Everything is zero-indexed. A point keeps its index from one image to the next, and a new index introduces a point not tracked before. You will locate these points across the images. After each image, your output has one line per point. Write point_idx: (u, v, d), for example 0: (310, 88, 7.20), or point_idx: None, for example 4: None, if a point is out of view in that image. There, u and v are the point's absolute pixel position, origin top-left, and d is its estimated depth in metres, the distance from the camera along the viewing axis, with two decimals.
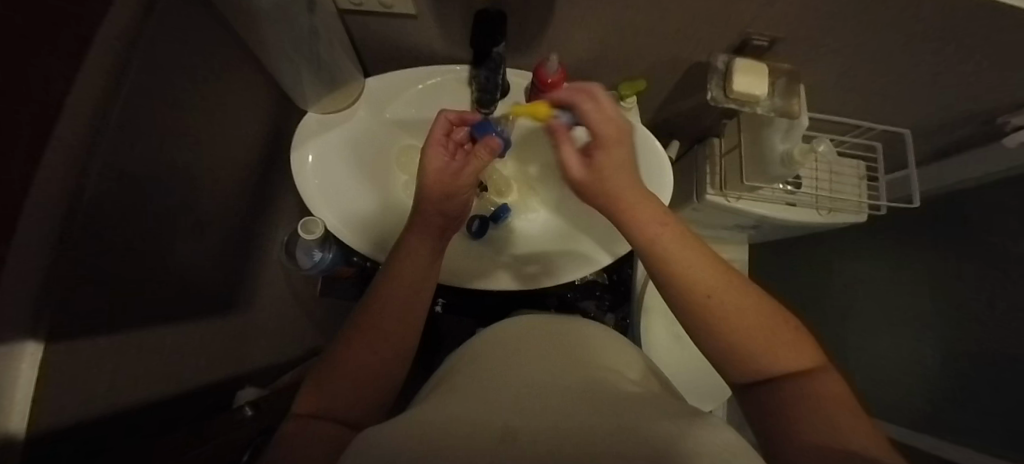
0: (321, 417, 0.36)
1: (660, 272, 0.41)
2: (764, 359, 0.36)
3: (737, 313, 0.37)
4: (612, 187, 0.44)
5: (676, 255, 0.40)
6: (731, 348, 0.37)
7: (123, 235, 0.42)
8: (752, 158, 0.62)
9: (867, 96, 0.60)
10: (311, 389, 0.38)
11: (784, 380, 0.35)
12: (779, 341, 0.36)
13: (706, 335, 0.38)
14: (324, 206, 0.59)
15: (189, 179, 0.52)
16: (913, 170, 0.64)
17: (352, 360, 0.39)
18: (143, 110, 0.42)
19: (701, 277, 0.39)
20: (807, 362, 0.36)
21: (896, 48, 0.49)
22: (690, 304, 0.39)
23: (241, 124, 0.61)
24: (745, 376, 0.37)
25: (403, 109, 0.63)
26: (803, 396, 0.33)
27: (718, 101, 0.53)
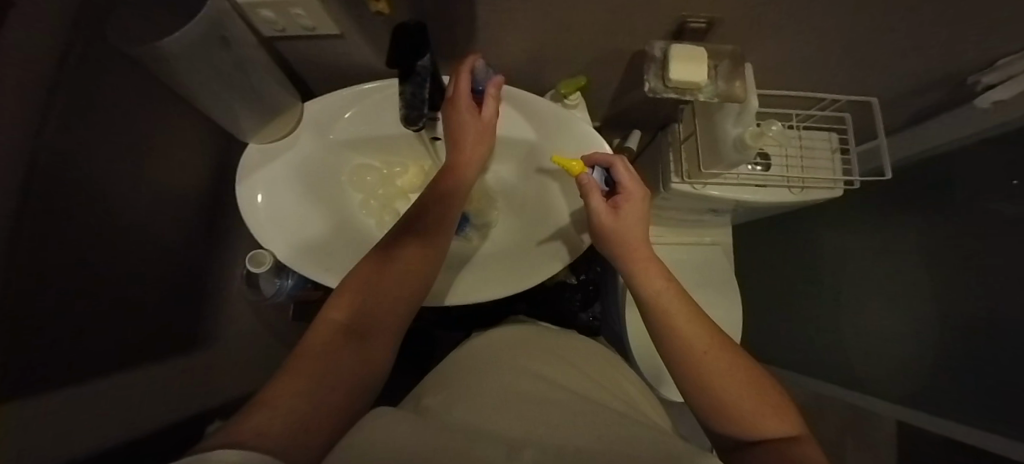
0: (346, 332, 0.40)
1: (662, 323, 0.48)
2: (742, 414, 0.40)
3: (726, 370, 0.43)
4: (628, 244, 0.53)
5: (675, 311, 0.48)
6: (719, 404, 0.41)
7: (66, 291, 0.42)
8: (707, 145, 0.59)
9: (825, 69, 0.57)
10: (341, 301, 0.43)
11: (767, 441, 0.38)
12: (763, 405, 0.40)
13: (696, 391, 0.44)
14: (274, 237, 0.59)
15: (128, 227, 0.52)
16: (883, 141, 0.60)
17: (376, 293, 0.43)
18: (78, 169, 0.42)
19: (699, 335, 0.46)
20: (787, 430, 0.39)
21: (842, 18, 0.45)
22: (681, 355, 0.45)
23: (180, 162, 0.61)
24: (731, 433, 0.40)
25: (348, 130, 0.63)
26: (774, 450, 0.36)
27: (656, 92, 0.51)
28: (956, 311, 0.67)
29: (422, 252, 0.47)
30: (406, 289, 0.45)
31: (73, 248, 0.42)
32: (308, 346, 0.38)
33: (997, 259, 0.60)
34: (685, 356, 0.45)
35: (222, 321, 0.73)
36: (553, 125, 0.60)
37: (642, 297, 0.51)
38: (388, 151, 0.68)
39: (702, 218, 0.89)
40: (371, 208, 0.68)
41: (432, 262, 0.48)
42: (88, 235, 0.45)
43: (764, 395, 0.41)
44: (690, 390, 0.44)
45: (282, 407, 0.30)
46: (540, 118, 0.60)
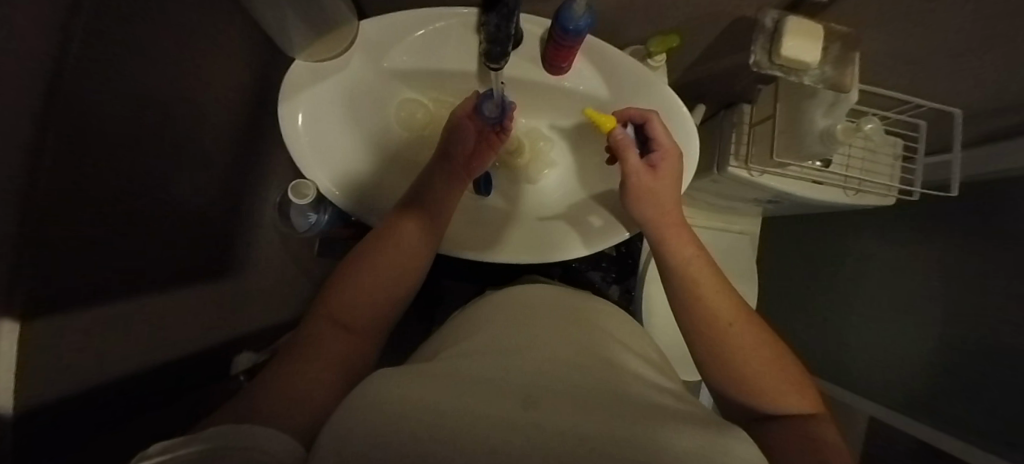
0: (333, 325, 0.39)
1: (691, 297, 0.47)
2: (768, 395, 0.40)
3: (750, 343, 0.43)
4: (658, 207, 0.52)
5: (702, 286, 0.48)
6: (746, 381, 0.41)
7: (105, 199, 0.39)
8: (785, 132, 0.56)
9: (924, 69, 0.54)
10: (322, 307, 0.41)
11: (790, 419, 0.38)
12: (786, 381, 0.40)
13: (719, 368, 0.43)
14: (317, 169, 0.54)
15: (162, 135, 0.47)
16: (956, 155, 0.59)
17: (356, 290, 0.42)
18: (106, 60, 0.36)
19: (727, 309, 0.46)
20: (810, 409, 0.39)
21: (975, 16, 0.42)
22: (709, 329, 0.45)
23: (220, 70, 0.54)
24: (755, 410, 0.40)
25: (402, 58, 0.56)
26: (801, 431, 0.37)
27: (761, 66, 0.46)
28: (959, 330, 0.70)
29: (404, 242, 0.47)
30: (389, 278, 0.45)
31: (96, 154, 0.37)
32: (292, 349, 0.37)
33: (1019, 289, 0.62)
34: (713, 329, 0.44)
35: (258, 246, 0.70)
36: (631, 86, 0.55)
37: (660, 258, 0.52)
38: (440, 90, 0.63)
39: (742, 205, 0.87)
40: (416, 148, 0.65)
41: (418, 249, 0.48)
42: (118, 134, 0.40)
43: (788, 372, 0.41)
44: (712, 365, 0.43)
45: (283, 393, 0.30)
46: (617, 76, 0.55)
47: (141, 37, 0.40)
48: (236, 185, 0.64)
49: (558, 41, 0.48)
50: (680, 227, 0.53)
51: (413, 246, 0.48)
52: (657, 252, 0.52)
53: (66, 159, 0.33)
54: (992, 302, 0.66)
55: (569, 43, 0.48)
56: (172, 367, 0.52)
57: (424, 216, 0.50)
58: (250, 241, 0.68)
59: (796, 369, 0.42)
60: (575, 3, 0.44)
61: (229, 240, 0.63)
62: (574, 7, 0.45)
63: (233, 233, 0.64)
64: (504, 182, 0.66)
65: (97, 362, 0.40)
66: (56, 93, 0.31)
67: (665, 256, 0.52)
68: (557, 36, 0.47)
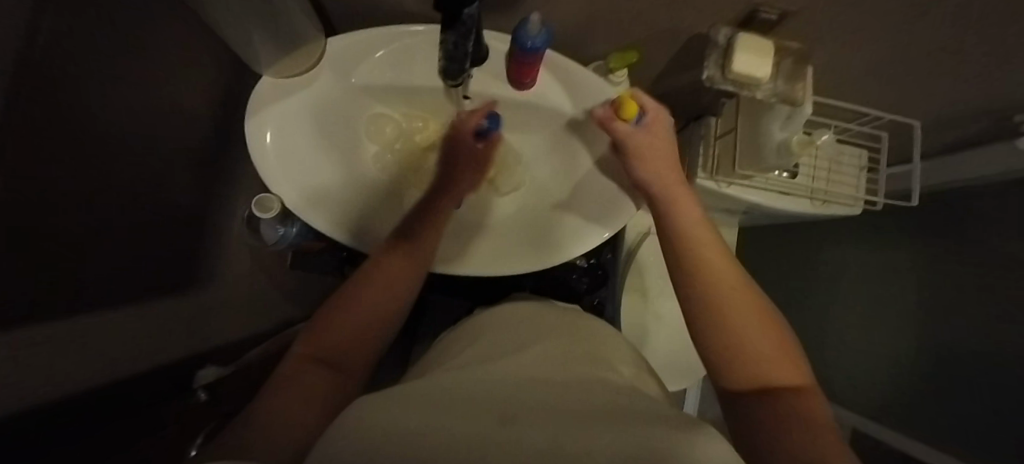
0: (315, 360, 0.37)
1: (683, 253, 0.46)
2: (755, 360, 0.37)
3: (743, 308, 0.41)
4: (652, 168, 0.53)
5: (701, 257, 0.46)
6: (735, 352, 0.39)
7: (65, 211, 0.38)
8: (746, 144, 0.57)
9: (877, 82, 0.55)
10: (314, 333, 0.40)
11: (776, 393, 0.35)
12: (772, 353, 0.38)
13: (706, 322, 0.41)
14: (284, 183, 0.54)
15: (124, 147, 0.47)
16: (916, 166, 0.60)
17: (354, 313, 0.41)
18: (68, 75, 0.37)
19: (718, 269, 0.44)
20: (798, 383, 0.36)
21: (918, 30, 0.44)
22: (697, 284, 0.44)
23: (186, 86, 0.55)
24: (738, 383, 0.37)
25: (369, 73, 0.57)
26: (785, 398, 0.34)
27: (714, 81, 0.48)
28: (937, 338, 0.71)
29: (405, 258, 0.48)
30: (389, 298, 0.44)
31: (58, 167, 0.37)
32: (282, 376, 0.35)
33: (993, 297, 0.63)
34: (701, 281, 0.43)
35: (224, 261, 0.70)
36: (595, 101, 0.56)
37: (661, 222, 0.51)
38: (411, 106, 0.64)
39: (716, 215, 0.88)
40: (386, 162, 0.65)
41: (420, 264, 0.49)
42: (79, 145, 0.40)
43: (780, 344, 0.39)
44: (699, 318, 0.42)
45: (263, 428, 0.28)
46: (580, 91, 0.56)
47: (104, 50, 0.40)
48: (200, 200, 0.64)
49: (518, 58, 0.49)
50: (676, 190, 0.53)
51: (415, 263, 0.48)
52: (653, 218, 0.52)
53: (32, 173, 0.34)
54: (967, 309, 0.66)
55: (529, 60, 0.49)
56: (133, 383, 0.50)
57: (426, 234, 0.51)
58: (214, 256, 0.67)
59: (788, 343, 0.39)
60: (531, 24, 0.45)
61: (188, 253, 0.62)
62: (529, 26, 0.46)
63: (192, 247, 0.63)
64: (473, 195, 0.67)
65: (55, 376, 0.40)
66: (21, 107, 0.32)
67: (666, 214, 0.51)
68: (517, 52, 0.48)
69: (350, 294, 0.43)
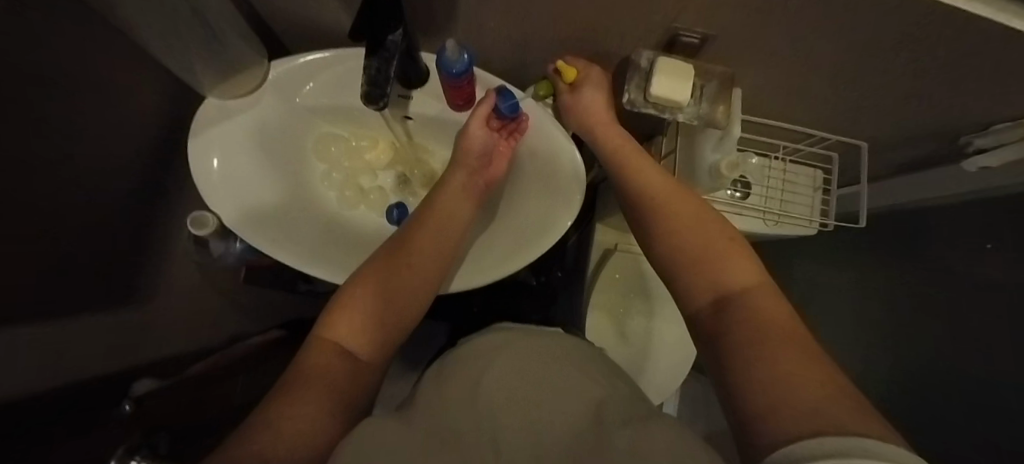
0: (343, 350, 0.36)
1: (632, 181, 0.45)
2: (712, 271, 0.34)
3: (686, 223, 0.39)
4: (589, 112, 0.52)
5: (651, 183, 0.44)
6: (689, 267, 0.36)
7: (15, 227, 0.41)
8: (683, 167, 0.57)
9: (812, 106, 0.56)
10: (334, 321, 0.38)
11: (730, 299, 0.33)
12: (720, 252, 0.36)
13: (663, 241, 0.39)
14: (223, 202, 0.56)
15: (68, 163, 0.48)
16: (864, 186, 0.58)
17: (376, 300, 0.40)
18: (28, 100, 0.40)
19: (664, 189, 0.43)
20: (749, 283, 0.33)
21: (841, 54, 0.44)
22: (646, 210, 0.42)
23: (129, 105, 0.57)
24: (693, 298, 0.35)
25: (314, 96, 0.60)
26: (743, 313, 0.31)
27: (636, 103, 0.48)
28: (912, 361, 0.69)
29: (429, 237, 0.48)
30: (411, 283, 0.43)
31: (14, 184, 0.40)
32: (304, 370, 0.33)
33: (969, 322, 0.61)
34: (653, 207, 0.42)
35: None
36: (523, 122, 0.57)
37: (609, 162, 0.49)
38: (358, 125, 0.66)
39: None
40: (333, 181, 0.67)
41: (445, 240, 0.49)
42: (35, 165, 0.43)
43: (729, 248, 0.36)
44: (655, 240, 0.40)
45: (286, 428, 0.27)
46: None
47: (53, 72, 0.42)
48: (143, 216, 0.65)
49: (451, 83, 0.50)
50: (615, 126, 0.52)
51: (439, 242, 0.48)
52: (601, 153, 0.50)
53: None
54: (938, 332, 0.65)
55: (457, 83, 0.50)
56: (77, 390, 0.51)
57: (445, 217, 0.50)
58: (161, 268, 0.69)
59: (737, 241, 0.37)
60: (450, 50, 0.46)
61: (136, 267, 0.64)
62: (449, 52, 0.46)
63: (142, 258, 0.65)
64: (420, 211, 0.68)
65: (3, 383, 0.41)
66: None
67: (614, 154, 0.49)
68: (446, 78, 0.49)
69: (371, 281, 0.41)
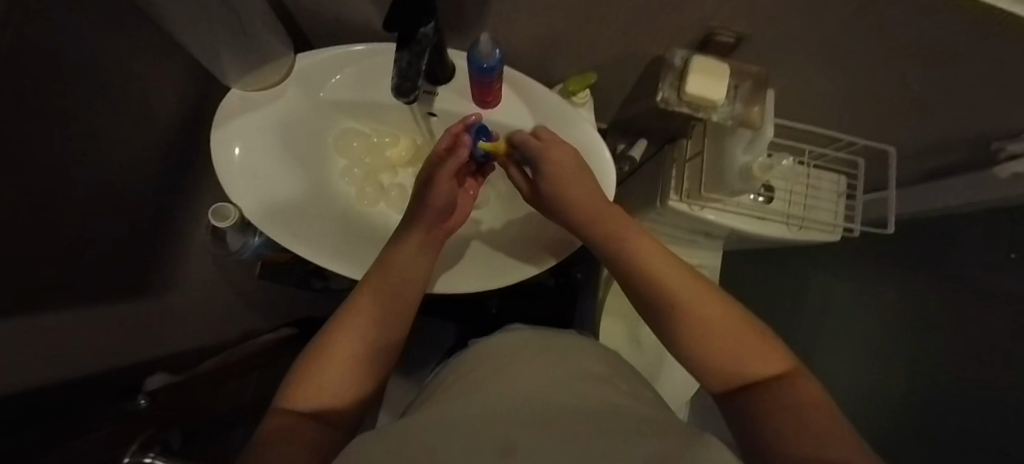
0: (305, 416, 0.34)
1: (636, 268, 0.45)
2: (735, 362, 0.37)
3: (701, 305, 0.40)
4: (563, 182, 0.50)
5: (660, 279, 0.43)
6: (716, 359, 0.37)
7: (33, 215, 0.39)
8: (711, 168, 0.57)
9: (842, 110, 0.55)
10: (294, 389, 0.37)
11: (761, 388, 0.34)
12: (742, 338, 0.38)
13: (676, 319, 0.41)
14: (244, 194, 0.55)
15: (89, 151, 0.48)
16: (891, 192, 0.58)
17: (340, 355, 0.39)
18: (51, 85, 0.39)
19: (670, 274, 0.43)
20: (782, 371, 0.35)
21: (877, 58, 0.44)
22: (656, 303, 0.43)
23: (152, 96, 0.56)
24: (727, 385, 0.37)
25: (339, 90, 0.59)
26: (774, 396, 0.33)
27: (669, 102, 0.48)
28: (935, 371, 0.68)
29: (390, 277, 0.47)
30: (376, 327, 0.43)
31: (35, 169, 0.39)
32: (263, 439, 0.31)
33: (997, 332, 0.60)
34: (663, 297, 0.42)
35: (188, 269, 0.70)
36: (553, 120, 0.56)
37: (610, 256, 0.48)
38: (380, 122, 0.65)
39: (692, 239, 0.87)
40: (354, 177, 0.66)
41: (414, 275, 0.49)
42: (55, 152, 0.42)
43: (748, 332, 0.38)
44: (673, 332, 0.41)
45: None
46: (543, 111, 0.56)
47: (75, 58, 0.41)
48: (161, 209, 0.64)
49: (478, 78, 0.49)
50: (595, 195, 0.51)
51: (405, 283, 0.48)
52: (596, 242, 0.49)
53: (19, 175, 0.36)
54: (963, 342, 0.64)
55: (486, 80, 0.49)
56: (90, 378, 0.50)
57: (405, 280, 0.48)
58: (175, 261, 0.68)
59: (761, 329, 0.39)
60: (483, 45, 0.45)
61: (151, 260, 0.63)
62: (480, 47, 0.46)
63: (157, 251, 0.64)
64: None
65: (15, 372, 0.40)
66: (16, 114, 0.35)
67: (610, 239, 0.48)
68: (475, 73, 0.48)
69: (336, 340, 0.40)
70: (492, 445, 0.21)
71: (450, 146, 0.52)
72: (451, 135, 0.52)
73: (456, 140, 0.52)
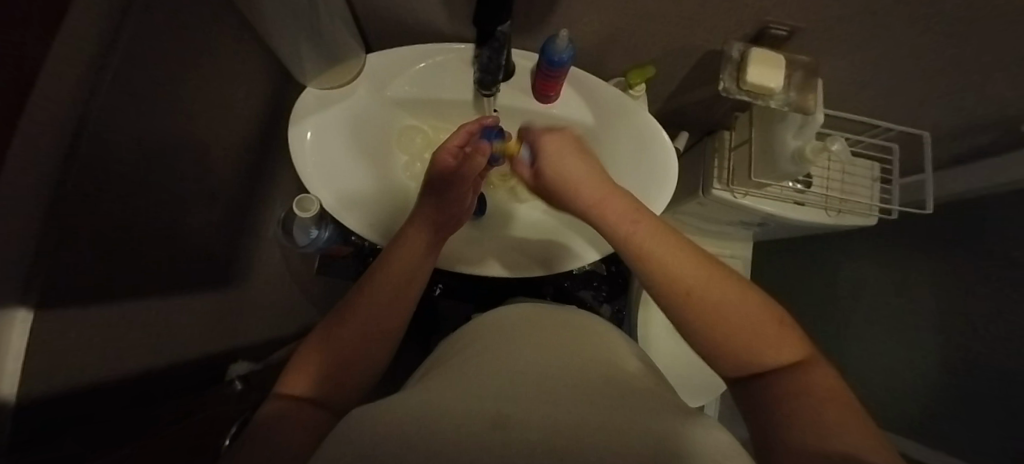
0: (308, 401, 0.34)
1: (646, 262, 0.40)
2: (750, 353, 0.34)
3: (716, 295, 0.37)
4: (567, 175, 0.49)
5: (669, 270, 0.39)
6: (731, 350, 0.35)
7: (121, 204, 0.41)
8: (761, 154, 0.61)
9: (881, 97, 0.59)
10: (292, 377, 0.37)
11: (776, 375, 0.33)
12: (756, 328, 0.35)
13: (688, 316, 0.37)
14: (321, 186, 0.58)
15: (186, 145, 0.51)
16: (928, 174, 0.61)
17: (338, 344, 0.39)
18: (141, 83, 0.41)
19: (683, 268, 0.39)
20: (798, 356, 0.34)
21: (921, 47, 0.48)
22: (666, 296, 0.39)
23: (238, 97, 0.59)
24: (737, 371, 0.36)
25: (404, 87, 0.61)
26: (789, 387, 0.32)
27: (729, 92, 0.52)
28: (968, 347, 0.71)
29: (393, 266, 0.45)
30: (380, 317, 0.42)
31: (120, 159, 0.41)
32: (259, 427, 0.31)
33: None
34: (671, 291, 0.38)
35: (260, 263, 0.73)
36: (612, 112, 0.59)
37: (622, 243, 0.43)
38: (439, 118, 0.68)
39: (730, 230, 0.90)
40: (415, 170, 0.69)
41: (420, 267, 0.48)
42: (152, 148, 0.45)
43: (763, 318, 0.36)
44: (687, 326, 0.37)
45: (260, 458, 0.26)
46: (602, 103, 0.59)
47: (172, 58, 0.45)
48: (243, 205, 0.67)
49: (545, 71, 0.53)
50: (600, 184, 0.47)
51: (412, 277, 0.46)
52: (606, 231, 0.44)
53: (90, 163, 0.37)
54: (996, 316, 0.68)
55: (556, 74, 0.53)
56: (178, 369, 0.52)
57: (408, 270, 0.46)
58: (252, 256, 0.71)
59: (780, 316, 0.37)
60: (559, 40, 0.49)
61: (234, 253, 0.66)
62: (556, 42, 0.49)
63: (239, 245, 0.67)
64: (497, 200, 0.70)
65: (101, 355, 0.41)
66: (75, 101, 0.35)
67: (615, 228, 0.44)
68: (545, 66, 0.52)
69: (334, 327, 0.40)
70: (486, 418, 0.25)
71: (463, 144, 0.52)
72: (467, 134, 0.52)
73: (469, 140, 0.52)
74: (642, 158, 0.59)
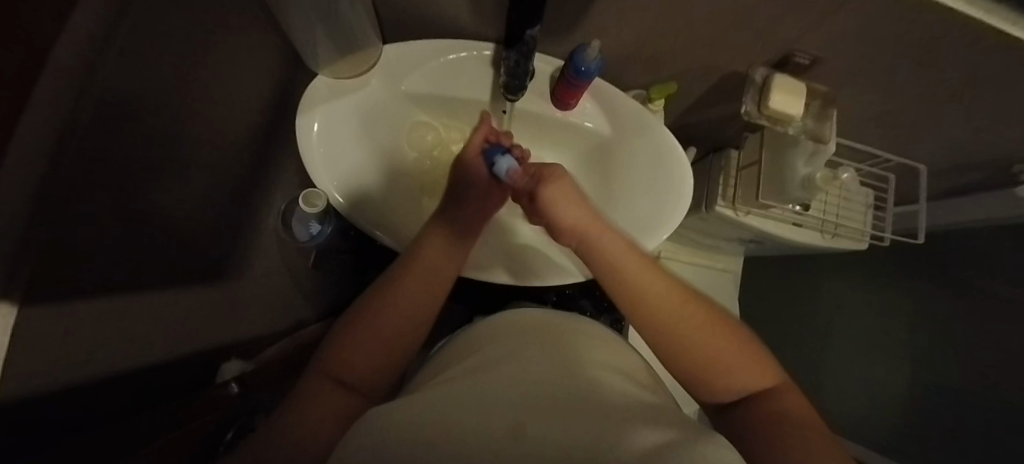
0: (337, 384, 0.36)
1: (636, 295, 0.41)
2: (728, 377, 0.37)
3: (702, 331, 0.38)
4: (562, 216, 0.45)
5: (666, 314, 0.39)
6: (707, 376, 0.38)
7: (117, 191, 0.38)
8: (770, 177, 0.62)
9: (888, 130, 0.61)
10: (330, 355, 0.38)
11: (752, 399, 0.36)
12: (735, 361, 0.37)
13: (680, 361, 0.39)
14: (325, 179, 0.55)
15: (187, 129, 0.47)
16: (923, 206, 0.64)
17: (374, 338, 0.39)
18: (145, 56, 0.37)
19: (668, 305, 0.40)
20: (769, 383, 0.38)
21: (937, 87, 0.49)
22: (658, 336, 0.39)
23: (246, 81, 0.56)
24: (714, 397, 0.38)
25: (419, 82, 0.59)
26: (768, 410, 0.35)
27: (752, 115, 0.53)
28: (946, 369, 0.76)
29: (427, 271, 0.44)
30: (412, 319, 0.41)
31: (121, 145, 0.37)
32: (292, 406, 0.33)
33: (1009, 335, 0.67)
34: (660, 324, 0.39)
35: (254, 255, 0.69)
36: (630, 124, 0.59)
37: (605, 277, 0.43)
38: (450, 115, 0.66)
39: (724, 245, 0.92)
40: (424, 169, 0.67)
41: (444, 268, 0.45)
42: (149, 128, 0.41)
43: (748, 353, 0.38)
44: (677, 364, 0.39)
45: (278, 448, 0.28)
46: (620, 116, 0.59)
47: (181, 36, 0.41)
48: (241, 195, 0.64)
49: (570, 80, 0.52)
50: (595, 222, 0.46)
51: (439, 277, 0.45)
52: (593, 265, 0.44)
53: (85, 151, 0.33)
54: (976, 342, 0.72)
55: (582, 84, 0.52)
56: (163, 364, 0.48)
57: (434, 262, 0.45)
58: (245, 247, 0.67)
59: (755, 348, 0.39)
60: (590, 50, 0.48)
61: (228, 243, 0.62)
62: (586, 52, 0.48)
63: (234, 235, 0.64)
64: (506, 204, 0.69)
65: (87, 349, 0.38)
66: (73, 80, 0.30)
67: (600, 262, 0.44)
68: (571, 75, 0.51)
69: (372, 318, 0.40)
70: (502, 426, 0.24)
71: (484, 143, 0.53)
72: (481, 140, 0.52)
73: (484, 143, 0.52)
74: (657, 170, 0.59)
